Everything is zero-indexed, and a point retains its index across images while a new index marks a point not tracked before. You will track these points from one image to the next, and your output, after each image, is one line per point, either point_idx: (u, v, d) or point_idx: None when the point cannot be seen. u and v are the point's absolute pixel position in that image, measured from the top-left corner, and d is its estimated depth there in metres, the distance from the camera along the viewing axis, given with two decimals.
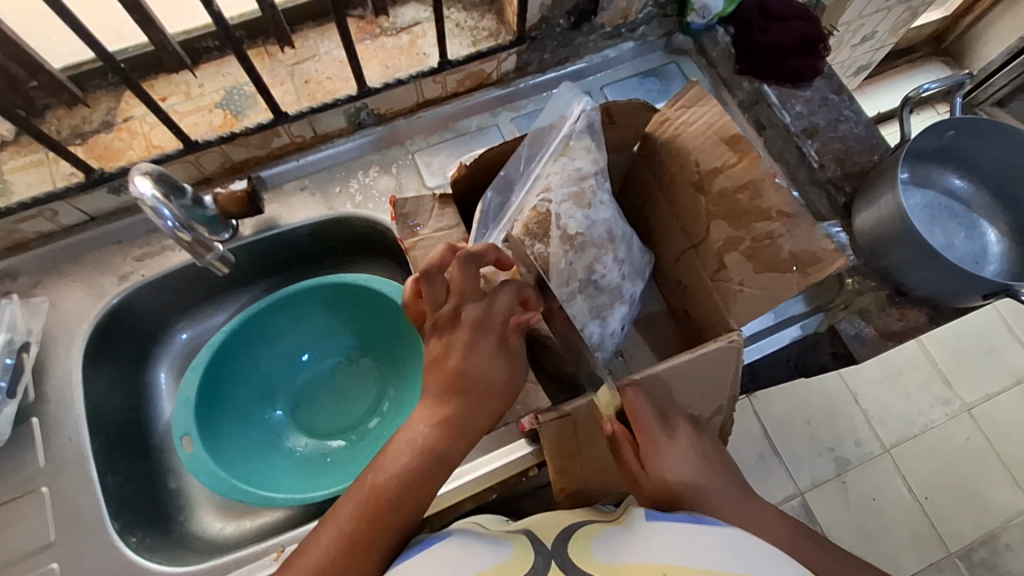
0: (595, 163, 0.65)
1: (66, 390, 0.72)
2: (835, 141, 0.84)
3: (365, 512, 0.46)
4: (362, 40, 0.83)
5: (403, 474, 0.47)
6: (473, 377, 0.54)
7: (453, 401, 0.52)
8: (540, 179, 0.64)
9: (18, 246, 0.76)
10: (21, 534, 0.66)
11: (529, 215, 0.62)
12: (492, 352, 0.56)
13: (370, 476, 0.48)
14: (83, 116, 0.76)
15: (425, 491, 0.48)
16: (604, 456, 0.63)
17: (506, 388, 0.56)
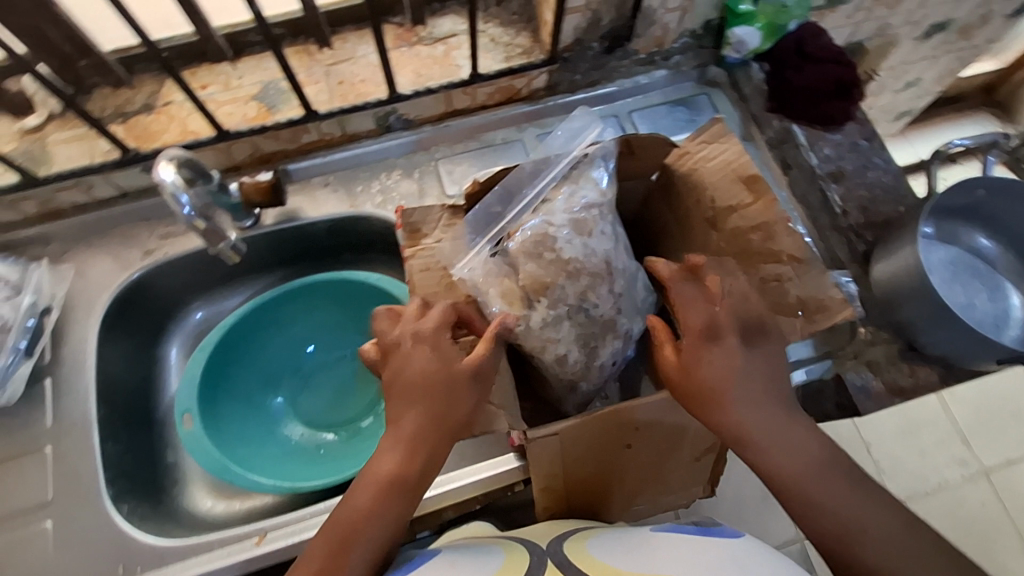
0: (600, 194, 0.64)
1: (79, 356, 0.75)
2: (861, 188, 0.83)
3: (330, 549, 0.51)
4: (399, 47, 0.85)
5: (365, 508, 0.52)
6: (422, 387, 0.54)
7: (410, 418, 0.55)
8: (545, 199, 0.65)
9: (54, 214, 0.80)
10: (21, 489, 0.69)
11: (529, 234, 0.62)
12: (429, 359, 0.55)
13: (339, 512, 0.53)
14: (127, 97, 0.80)
15: (390, 518, 0.53)
16: (588, 472, 0.65)
17: (452, 386, 0.54)
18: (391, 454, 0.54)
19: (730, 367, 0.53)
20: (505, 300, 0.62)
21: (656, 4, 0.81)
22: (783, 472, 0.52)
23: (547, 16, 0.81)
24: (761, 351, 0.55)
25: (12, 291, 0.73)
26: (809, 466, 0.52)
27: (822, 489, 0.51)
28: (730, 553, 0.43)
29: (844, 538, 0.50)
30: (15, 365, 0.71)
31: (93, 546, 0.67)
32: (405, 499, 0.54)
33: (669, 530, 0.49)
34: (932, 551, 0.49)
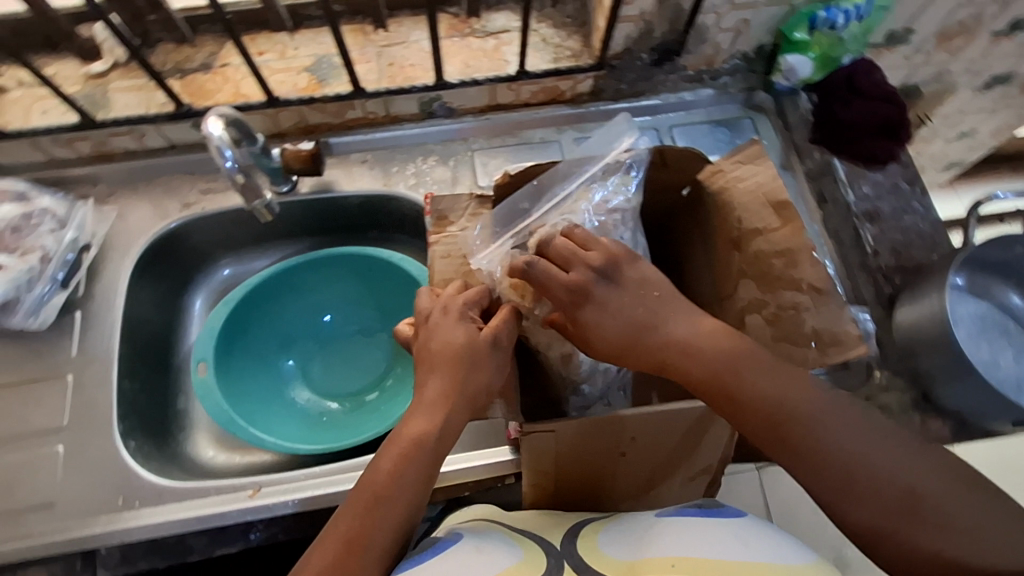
0: (626, 202, 0.65)
1: (110, 294, 0.78)
2: (896, 230, 0.81)
3: (357, 511, 0.50)
4: (451, 37, 0.87)
5: (394, 468, 0.51)
6: (446, 358, 0.56)
7: (433, 385, 0.55)
8: (570, 200, 0.64)
9: (106, 157, 0.84)
10: (39, 412, 0.73)
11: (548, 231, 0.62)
12: (455, 326, 0.57)
13: (365, 477, 0.52)
14: (188, 54, 0.83)
15: (417, 477, 0.51)
16: (580, 472, 0.66)
17: (475, 354, 0.56)
18: (415, 418, 0.54)
19: (591, 314, 0.56)
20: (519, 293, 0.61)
21: (710, 22, 0.81)
22: (701, 378, 0.54)
23: (600, 22, 0.82)
24: (623, 283, 0.58)
25: (57, 225, 0.77)
26: (725, 364, 0.53)
27: (749, 380, 0.52)
28: (740, 534, 0.49)
29: (775, 417, 0.51)
30: (51, 294, 0.75)
31: (98, 475, 0.70)
32: (429, 461, 0.53)
33: (676, 513, 0.54)
34: (856, 411, 0.51)
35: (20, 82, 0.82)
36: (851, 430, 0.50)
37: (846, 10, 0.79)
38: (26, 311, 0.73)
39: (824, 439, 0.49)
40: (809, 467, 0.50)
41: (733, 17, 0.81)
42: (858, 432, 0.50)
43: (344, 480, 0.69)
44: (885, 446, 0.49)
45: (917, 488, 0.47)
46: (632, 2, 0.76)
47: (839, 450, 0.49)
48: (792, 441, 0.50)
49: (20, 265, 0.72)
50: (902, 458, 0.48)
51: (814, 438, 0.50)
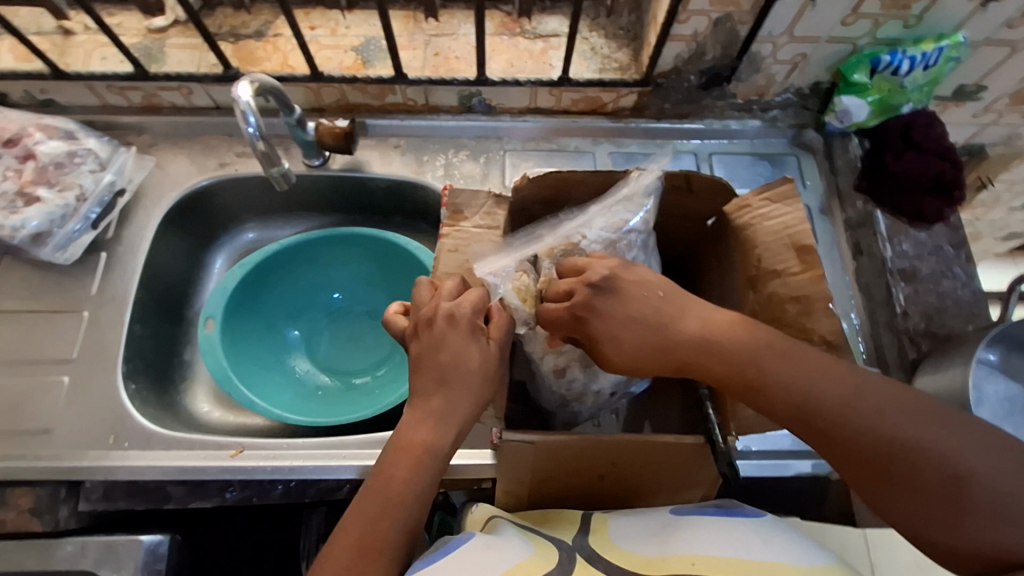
0: (643, 223, 0.63)
1: (136, 240, 0.81)
2: (932, 294, 0.77)
3: (371, 515, 0.49)
4: (500, 35, 0.86)
5: (405, 476, 0.51)
6: (451, 369, 0.54)
7: (439, 395, 0.53)
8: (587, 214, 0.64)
9: (154, 109, 0.87)
10: (53, 342, 0.76)
11: (559, 241, 0.62)
12: (464, 338, 0.55)
13: (375, 482, 0.51)
14: (245, 21, 0.86)
15: (427, 483, 0.52)
16: (556, 487, 0.65)
17: (485, 372, 0.55)
18: (424, 426, 0.53)
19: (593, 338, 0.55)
20: (520, 297, 0.62)
21: (765, 51, 0.78)
22: (724, 375, 0.51)
23: (651, 38, 0.80)
24: (624, 289, 0.55)
25: (98, 166, 0.80)
26: (748, 356, 0.50)
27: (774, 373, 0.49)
28: (759, 533, 0.50)
29: (805, 410, 0.48)
30: (81, 232, 0.78)
31: (97, 411, 0.72)
32: (438, 468, 0.52)
33: (694, 511, 0.55)
34: (901, 394, 0.47)
35: (87, 27, 0.85)
36: (893, 415, 0.46)
37: (914, 56, 0.75)
38: (56, 245, 0.76)
39: (863, 428, 0.46)
40: (846, 458, 0.46)
41: (791, 49, 0.78)
42: (901, 415, 0.46)
43: (330, 456, 0.69)
44: (934, 429, 0.45)
45: (972, 477, 0.43)
46: (684, 21, 0.74)
47: (879, 438, 0.45)
48: (826, 435, 0.47)
49: (57, 200, 0.76)
50: (955, 438, 0.44)
51: (850, 427, 0.46)
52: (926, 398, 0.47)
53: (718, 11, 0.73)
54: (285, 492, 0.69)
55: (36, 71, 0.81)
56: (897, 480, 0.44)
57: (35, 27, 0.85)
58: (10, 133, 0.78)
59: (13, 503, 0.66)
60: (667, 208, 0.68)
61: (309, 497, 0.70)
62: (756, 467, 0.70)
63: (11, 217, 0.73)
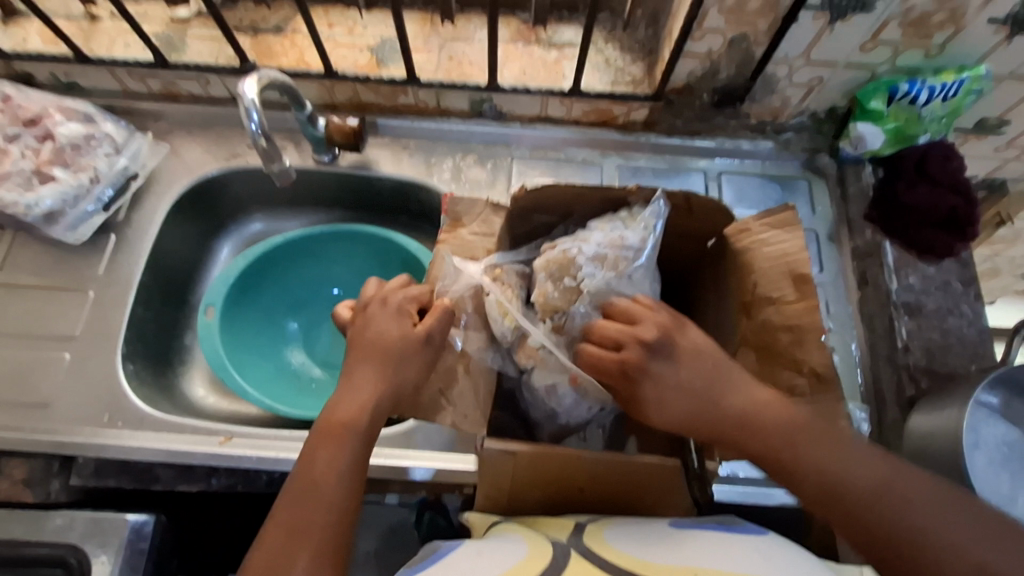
0: (642, 242, 0.61)
1: (146, 224, 0.83)
2: (935, 330, 0.75)
3: (296, 499, 0.50)
4: (515, 42, 0.86)
5: (330, 453, 0.52)
6: (372, 346, 0.57)
7: (361, 373, 0.56)
8: (588, 231, 0.64)
9: (172, 97, 0.89)
10: (58, 318, 0.78)
11: (555, 255, 0.62)
12: (385, 319, 0.58)
13: (302, 464, 0.52)
14: (265, 15, 0.87)
15: (350, 458, 0.52)
16: (537, 500, 0.64)
17: (405, 344, 0.56)
18: (349, 405, 0.54)
19: (635, 402, 0.56)
20: (501, 311, 0.62)
21: (781, 73, 0.77)
22: (756, 453, 0.52)
23: (665, 53, 0.79)
24: (680, 357, 0.55)
25: (113, 150, 0.82)
26: (784, 442, 0.51)
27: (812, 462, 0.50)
28: (759, 550, 0.49)
29: (835, 495, 0.50)
30: (93, 213, 0.80)
31: (95, 389, 0.74)
32: (363, 447, 0.53)
33: (692, 525, 0.54)
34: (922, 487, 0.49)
35: (113, 14, 0.87)
36: (929, 513, 0.48)
37: (932, 86, 0.74)
38: (67, 225, 0.78)
39: (895, 525, 0.47)
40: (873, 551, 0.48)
41: (807, 73, 0.77)
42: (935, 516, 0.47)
43: None
44: (963, 530, 0.47)
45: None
46: (699, 39, 0.74)
47: (909, 538, 0.47)
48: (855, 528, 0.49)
49: (71, 180, 0.78)
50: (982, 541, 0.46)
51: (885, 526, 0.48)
52: (948, 492, 0.49)
53: (733, 30, 0.72)
54: (269, 482, 0.70)
55: (60, 55, 0.83)
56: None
57: (63, 11, 0.87)
58: (31, 112, 0.81)
59: (7, 473, 0.68)
60: (667, 227, 0.68)
61: None
62: (740, 493, 0.70)
63: (27, 195, 0.76)
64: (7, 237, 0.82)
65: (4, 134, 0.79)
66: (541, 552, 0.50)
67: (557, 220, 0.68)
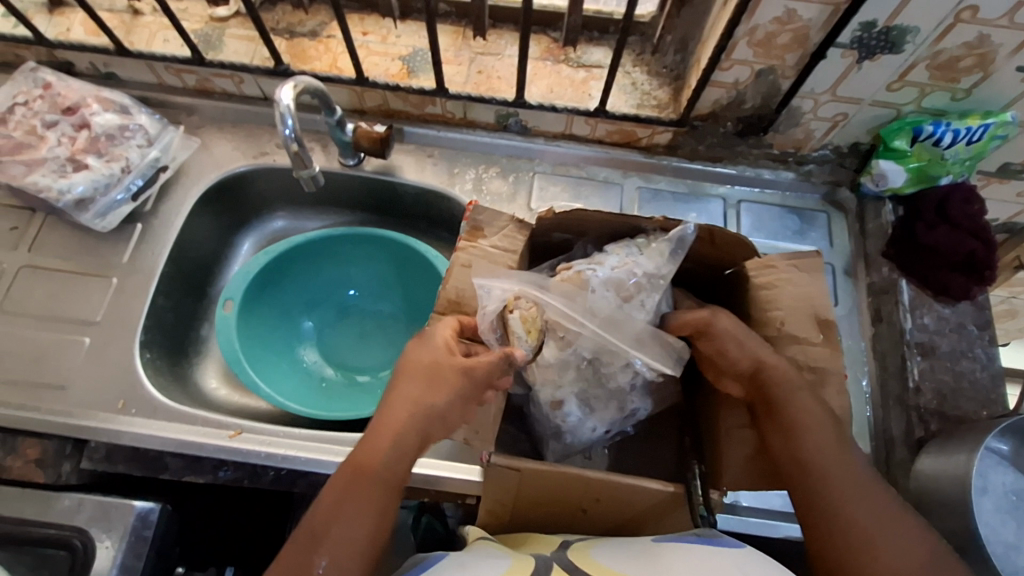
0: (657, 269, 0.63)
1: (172, 216, 0.85)
2: (948, 372, 0.75)
3: (303, 545, 0.48)
4: (545, 60, 0.88)
5: (343, 498, 0.50)
6: (408, 375, 0.55)
7: (391, 407, 0.54)
8: (604, 253, 0.65)
9: (205, 93, 0.91)
10: (80, 303, 0.80)
11: (570, 273, 0.63)
12: (427, 350, 0.57)
13: (316, 504, 0.50)
14: (301, 19, 0.89)
15: (364, 505, 0.50)
16: (538, 514, 0.65)
17: (442, 384, 0.54)
18: (371, 444, 0.52)
19: (739, 326, 0.58)
20: (525, 326, 0.61)
21: (807, 107, 0.78)
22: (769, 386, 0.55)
23: (692, 80, 0.80)
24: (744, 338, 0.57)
25: (145, 142, 0.84)
26: (794, 392, 0.55)
27: (802, 420, 0.54)
28: (734, 562, 0.47)
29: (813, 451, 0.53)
30: (121, 202, 0.82)
31: (113, 375, 0.76)
32: (378, 493, 0.50)
33: (677, 538, 0.53)
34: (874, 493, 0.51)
35: (155, 9, 0.90)
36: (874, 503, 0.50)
37: (957, 130, 0.74)
38: (96, 212, 0.80)
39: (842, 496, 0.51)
40: (802, 505, 0.52)
41: (833, 108, 0.78)
42: (868, 503, 0.50)
43: (326, 451, 0.71)
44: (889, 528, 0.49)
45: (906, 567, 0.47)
46: (727, 70, 0.75)
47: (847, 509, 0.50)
48: (803, 482, 0.52)
49: (103, 169, 0.80)
50: (904, 538, 0.48)
51: (821, 490, 0.51)
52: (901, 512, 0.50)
53: (761, 63, 0.73)
54: (276, 479, 0.70)
55: (101, 46, 0.85)
56: (835, 546, 0.49)
57: (107, 4, 0.90)
58: (70, 101, 0.84)
59: (22, 452, 0.69)
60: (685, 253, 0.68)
61: (298, 487, 0.71)
62: (744, 523, 0.70)
63: (60, 181, 0.78)
64: (37, 219, 0.84)
65: (43, 121, 0.82)
66: (525, 565, 0.50)
67: (573, 238, 0.69)
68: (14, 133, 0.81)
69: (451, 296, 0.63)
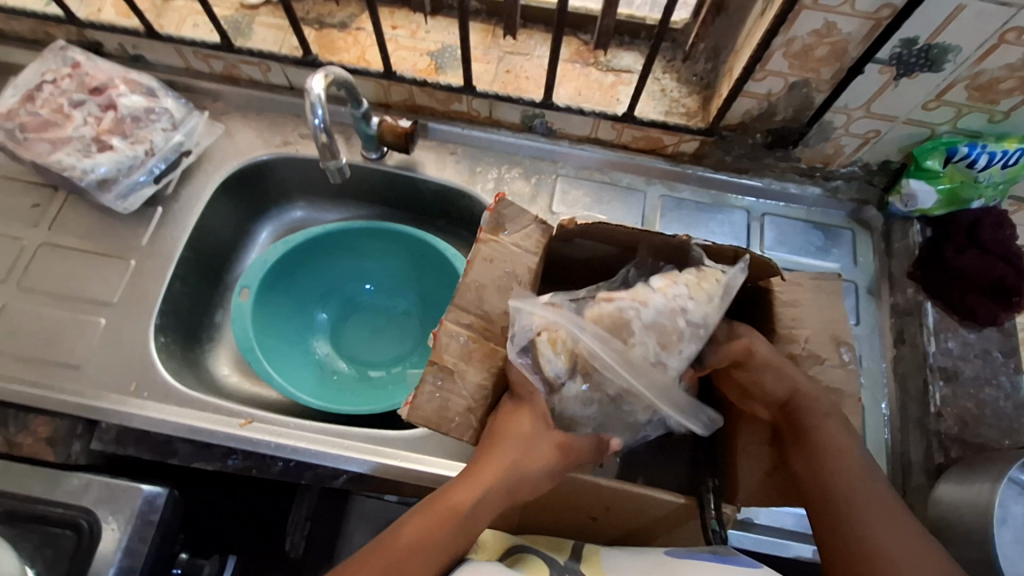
0: (703, 316, 0.58)
1: (192, 200, 0.85)
2: (970, 399, 0.73)
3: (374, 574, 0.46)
4: (574, 62, 0.87)
5: (424, 537, 0.48)
6: (504, 435, 0.54)
7: (485, 462, 0.53)
8: (648, 288, 0.59)
9: (232, 80, 0.91)
10: (97, 284, 0.79)
11: (609, 308, 0.57)
12: (526, 413, 0.56)
13: (394, 533, 0.48)
14: (332, 10, 0.89)
15: (440, 551, 0.48)
16: (549, 518, 0.64)
17: (540, 455, 0.54)
18: (458, 490, 0.50)
19: (774, 354, 0.57)
20: (554, 349, 0.56)
21: (839, 122, 0.77)
22: (797, 413, 0.56)
23: (722, 90, 0.79)
24: (772, 364, 0.57)
25: (170, 125, 0.84)
26: (821, 418, 0.55)
27: (828, 446, 0.54)
28: None
29: (840, 482, 0.52)
30: (144, 184, 0.82)
31: (126, 358, 0.75)
32: (457, 543, 0.48)
33: (688, 553, 0.54)
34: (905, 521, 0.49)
35: None
36: (903, 530, 0.49)
37: (993, 152, 0.73)
38: (118, 193, 0.80)
39: (865, 524, 0.49)
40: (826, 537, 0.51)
41: (865, 125, 0.76)
42: (893, 529, 0.49)
43: (335, 445, 0.71)
44: (918, 555, 0.47)
45: None
46: (760, 81, 0.74)
47: (870, 534, 0.49)
48: (826, 512, 0.52)
49: (127, 151, 0.80)
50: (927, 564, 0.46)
51: (846, 517, 0.50)
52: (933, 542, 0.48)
53: (796, 75, 0.72)
54: (284, 470, 0.70)
55: (131, 28, 0.86)
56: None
57: None
58: (98, 81, 0.84)
59: (33, 429, 0.69)
60: None
61: (306, 479, 0.70)
62: (757, 540, 0.68)
63: (84, 161, 0.78)
64: (59, 197, 0.84)
65: (70, 100, 0.82)
66: None
67: (597, 246, 0.66)
68: (41, 110, 0.81)
69: (474, 291, 0.59)
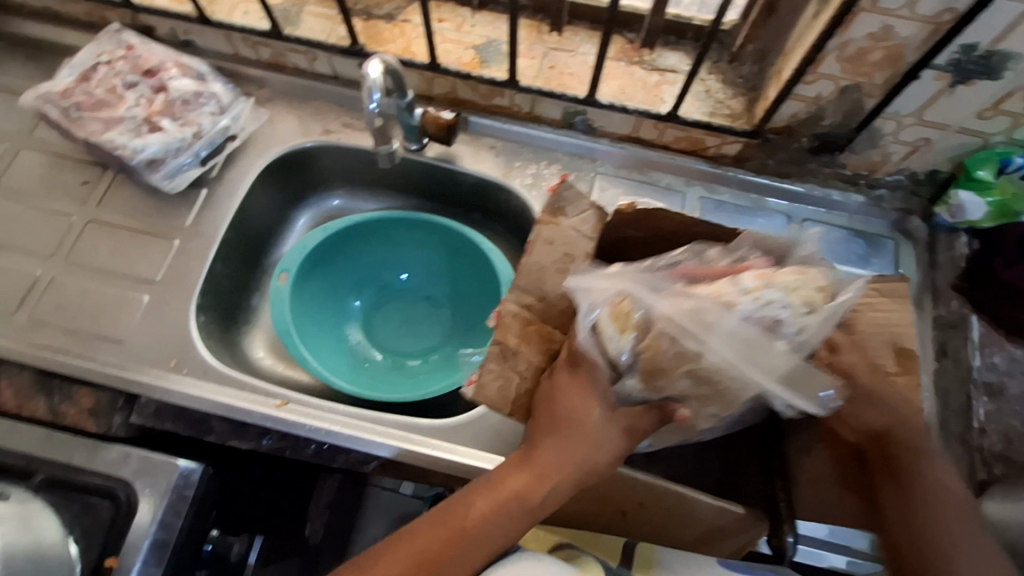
0: (797, 329, 0.53)
1: (236, 184, 0.87)
2: (1016, 416, 0.71)
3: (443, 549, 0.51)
4: (618, 60, 0.87)
5: (487, 515, 0.52)
6: (566, 420, 0.54)
7: (544, 447, 0.54)
8: (744, 284, 0.54)
9: (279, 67, 0.92)
10: (141, 262, 0.81)
11: (693, 301, 0.52)
12: (587, 393, 0.55)
13: (459, 510, 0.52)
14: (379, 2, 0.90)
15: (503, 530, 0.52)
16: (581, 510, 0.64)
17: (601, 439, 0.55)
18: (518, 474, 0.53)
19: (887, 387, 0.56)
20: (617, 326, 0.54)
21: (888, 129, 0.75)
22: (899, 446, 0.55)
23: (769, 92, 0.79)
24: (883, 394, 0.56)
25: (218, 110, 0.86)
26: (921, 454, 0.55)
27: (927, 483, 0.54)
28: None
29: (937, 520, 0.53)
30: (190, 166, 0.84)
31: (167, 335, 0.77)
32: (518, 523, 0.52)
33: None
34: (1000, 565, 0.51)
35: None
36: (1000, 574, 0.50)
37: None
38: (165, 173, 0.82)
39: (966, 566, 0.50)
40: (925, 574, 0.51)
41: (915, 133, 0.75)
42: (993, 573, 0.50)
43: (365, 429, 0.71)
44: None
45: None
46: (810, 84, 0.73)
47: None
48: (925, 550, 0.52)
49: (176, 133, 0.82)
50: None
51: (946, 557, 0.51)
52: None
53: (847, 79, 0.71)
54: (317, 452, 0.71)
55: (184, 13, 0.87)
56: None
57: None
58: (150, 64, 0.86)
59: (77, 400, 0.71)
60: None
61: (338, 463, 0.71)
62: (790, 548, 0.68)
63: (135, 140, 0.80)
64: (108, 176, 0.86)
65: (124, 81, 0.84)
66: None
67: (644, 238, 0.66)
68: (95, 90, 0.83)
69: (532, 273, 0.59)
